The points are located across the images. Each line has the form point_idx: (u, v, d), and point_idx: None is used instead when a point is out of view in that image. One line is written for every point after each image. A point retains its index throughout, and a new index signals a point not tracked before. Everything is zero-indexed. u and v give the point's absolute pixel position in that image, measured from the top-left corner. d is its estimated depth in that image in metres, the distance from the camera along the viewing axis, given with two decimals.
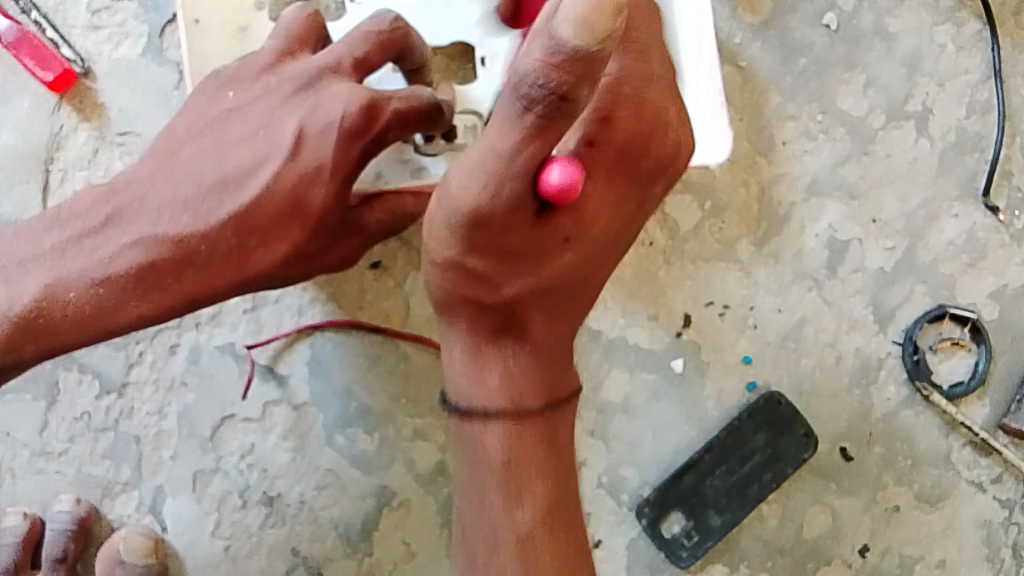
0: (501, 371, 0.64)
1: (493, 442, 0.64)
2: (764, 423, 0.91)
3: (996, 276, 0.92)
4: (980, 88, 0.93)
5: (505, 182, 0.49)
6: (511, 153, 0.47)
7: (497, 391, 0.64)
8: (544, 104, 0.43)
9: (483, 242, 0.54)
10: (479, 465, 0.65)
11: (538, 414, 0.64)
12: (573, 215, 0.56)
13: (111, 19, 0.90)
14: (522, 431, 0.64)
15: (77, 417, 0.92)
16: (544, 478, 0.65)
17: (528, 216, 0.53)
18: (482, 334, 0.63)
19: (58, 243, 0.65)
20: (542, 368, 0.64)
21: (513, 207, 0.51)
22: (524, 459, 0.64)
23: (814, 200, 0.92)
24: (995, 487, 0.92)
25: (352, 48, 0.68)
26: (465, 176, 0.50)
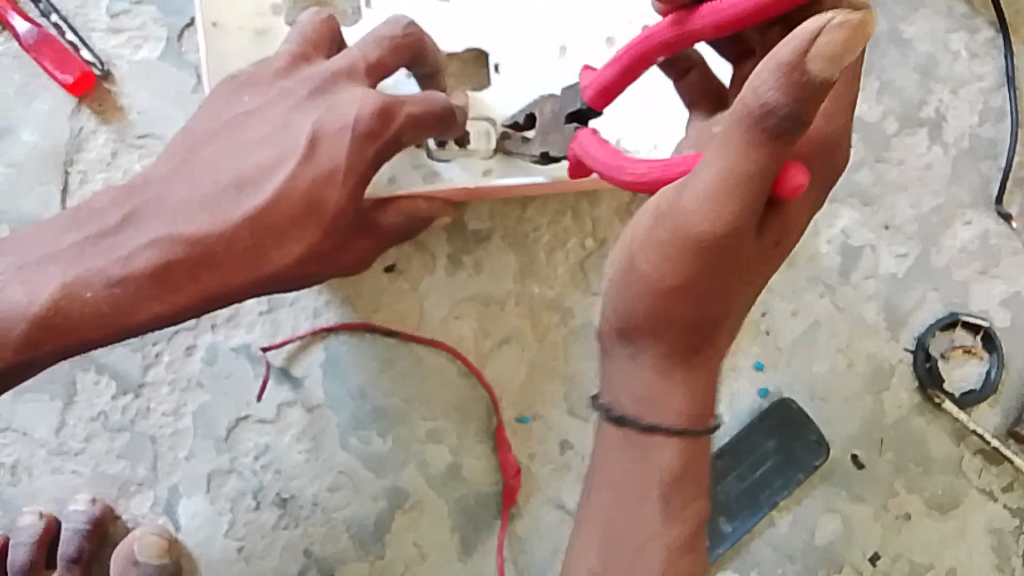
0: (682, 376, 0.63)
1: (664, 457, 0.63)
2: (775, 428, 0.92)
3: (1008, 283, 0.93)
4: (994, 95, 0.93)
5: (729, 210, 0.53)
6: (732, 173, 0.51)
7: (637, 392, 0.63)
8: (783, 126, 0.48)
9: (703, 259, 0.55)
10: (633, 548, 0.63)
11: (707, 430, 0.64)
12: (778, 228, 0.57)
13: (131, 23, 0.91)
14: (690, 447, 0.63)
15: (94, 417, 0.93)
16: (686, 521, 0.64)
17: (743, 253, 0.56)
18: (625, 440, 0.64)
19: (76, 243, 0.66)
20: (682, 477, 0.63)
21: (731, 244, 0.55)
22: (677, 508, 0.63)
23: (828, 205, 0.93)
24: (1006, 495, 0.92)
25: (366, 53, 0.69)
26: (689, 196, 0.54)
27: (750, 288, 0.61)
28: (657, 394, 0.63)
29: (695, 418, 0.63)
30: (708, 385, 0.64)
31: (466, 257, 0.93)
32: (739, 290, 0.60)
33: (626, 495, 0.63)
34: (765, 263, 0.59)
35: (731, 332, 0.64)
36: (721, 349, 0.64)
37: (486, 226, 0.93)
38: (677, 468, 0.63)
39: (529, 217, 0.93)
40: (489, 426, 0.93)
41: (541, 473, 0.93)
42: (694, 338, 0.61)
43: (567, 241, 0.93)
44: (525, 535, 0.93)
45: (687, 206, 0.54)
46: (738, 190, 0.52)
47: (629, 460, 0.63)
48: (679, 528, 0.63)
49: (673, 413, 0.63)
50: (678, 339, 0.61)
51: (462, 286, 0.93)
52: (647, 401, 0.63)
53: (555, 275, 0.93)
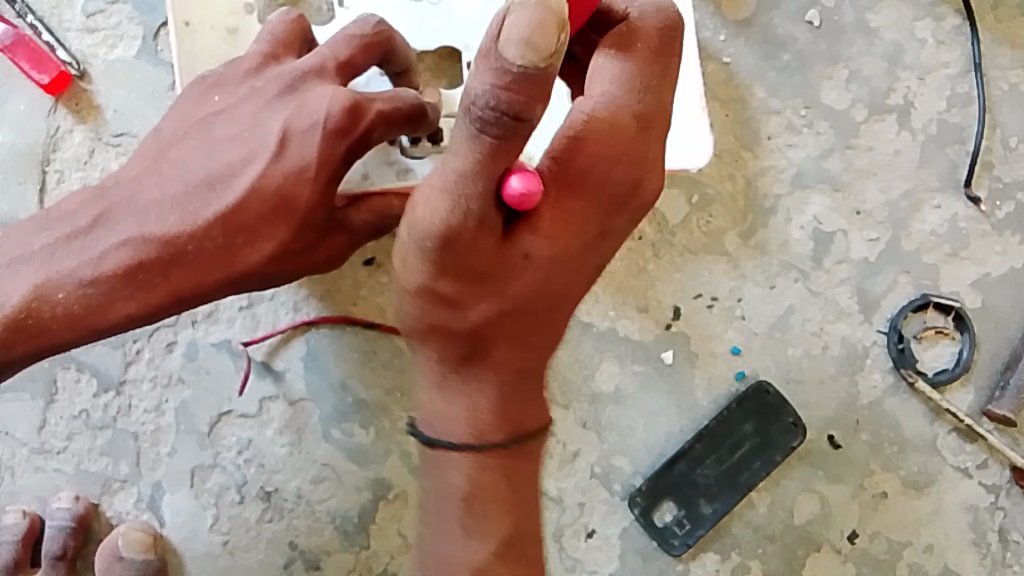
0: (464, 391, 0.59)
1: (455, 480, 0.61)
2: (753, 412, 0.93)
3: (978, 265, 0.94)
4: (962, 81, 0.94)
5: (460, 209, 0.49)
6: (451, 175, 0.48)
7: (458, 421, 0.59)
8: (496, 120, 0.44)
9: (450, 267, 0.52)
10: (441, 560, 0.63)
11: (501, 446, 0.60)
12: (549, 234, 0.54)
13: (106, 22, 0.91)
14: (487, 462, 0.60)
15: (75, 415, 0.93)
16: (503, 561, 0.62)
17: (485, 261, 0.52)
18: (427, 460, 0.63)
19: (46, 245, 0.66)
20: (472, 500, 0.61)
21: (459, 244, 0.51)
22: (475, 529, 0.61)
23: (800, 192, 0.94)
24: (981, 472, 0.94)
25: (336, 51, 0.70)
26: (433, 192, 0.50)
27: (538, 307, 0.56)
28: (444, 475, 0.61)
29: (488, 428, 0.59)
30: (519, 401, 0.60)
31: None
32: (512, 297, 0.55)
33: (440, 539, 0.63)
34: (523, 280, 0.54)
35: (535, 353, 0.58)
36: (515, 366, 0.58)
37: None
38: (479, 485, 0.60)
39: None
40: None
41: None
42: (476, 359, 0.58)
43: None
44: None
45: (423, 205, 0.50)
46: (461, 192, 0.48)
47: (436, 467, 0.62)
48: (489, 544, 0.62)
49: (461, 424, 0.59)
50: (450, 346, 0.57)
51: None
52: (437, 419, 0.60)
53: None
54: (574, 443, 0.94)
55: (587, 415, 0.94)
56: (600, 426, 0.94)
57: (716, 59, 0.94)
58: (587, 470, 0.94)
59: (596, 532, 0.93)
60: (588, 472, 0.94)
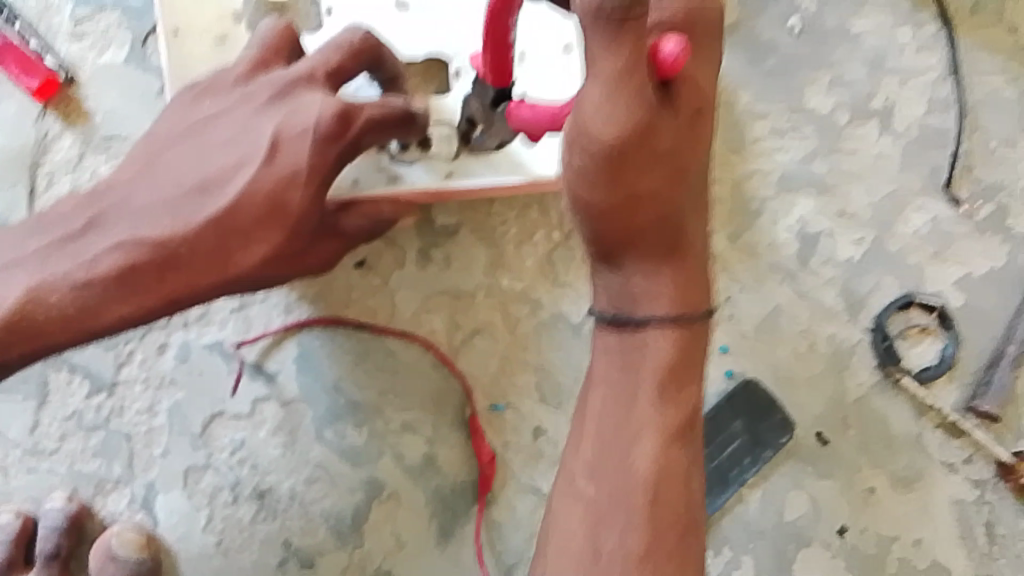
0: (650, 279, 0.60)
1: (661, 349, 0.60)
2: (742, 410, 0.94)
3: (962, 264, 0.95)
4: (941, 87, 0.95)
5: (626, 108, 0.52)
6: (613, 85, 0.51)
7: (662, 300, 0.60)
8: (623, 10, 0.48)
9: (626, 163, 0.54)
10: (616, 466, 0.59)
11: (698, 317, 0.62)
12: (693, 91, 0.58)
13: (93, 28, 0.91)
14: (684, 334, 0.61)
15: (68, 416, 0.94)
16: (680, 439, 0.60)
17: (666, 143, 0.56)
18: (617, 362, 0.61)
19: (40, 248, 0.67)
20: (667, 380, 0.60)
21: (648, 138, 0.54)
22: (670, 401, 0.60)
23: (786, 194, 0.95)
24: (966, 467, 0.95)
25: (326, 59, 0.70)
26: (592, 113, 0.53)
27: (697, 186, 0.60)
28: (631, 353, 0.61)
29: (685, 303, 0.61)
30: (687, 277, 0.62)
31: (435, 251, 0.95)
32: (692, 171, 0.58)
33: (610, 424, 0.60)
34: (677, 188, 0.58)
35: (701, 224, 0.62)
36: (692, 251, 0.62)
37: (456, 221, 0.95)
38: (671, 358, 0.60)
39: (497, 212, 0.95)
40: (462, 415, 0.94)
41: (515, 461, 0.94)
42: (663, 245, 0.60)
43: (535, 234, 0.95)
44: (501, 521, 0.94)
45: (592, 119, 0.53)
46: (623, 78, 0.51)
47: (617, 367, 0.61)
48: (689, 401, 0.61)
49: (664, 301, 0.61)
50: (648, 236, 0.59)
51: (432, 281, 0.95)
52: (622, 302, 0.61)
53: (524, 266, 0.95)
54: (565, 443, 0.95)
55: None
56: None
57: None
58: None
59: None
60: None
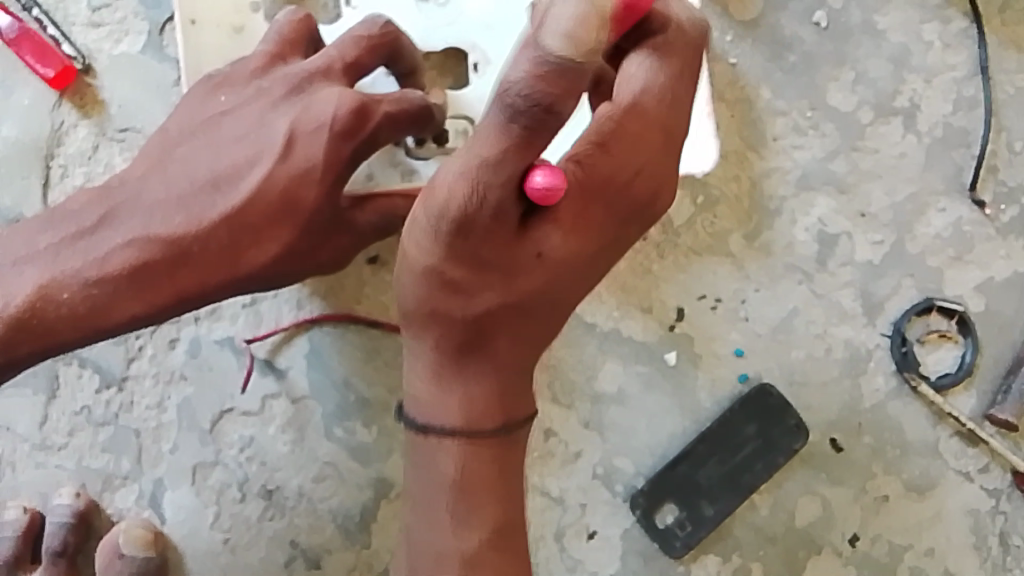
0: (463, 383, 0.59)
1: (446, 463, 0.60)
2: (756, 413, 0.93)
3: (982, 269, 0.94)
4: (968, 84, 0.94)
5: (483, 187, 0.47)
6: (473, 159, 0.46)
7: (454, 411, 0.59)
8: (526, 110, 0.42)
9: (461, 250, 0.51)
10: (421, 552, 0.62)
11: (491, 431, 0.60)
12: (572, 219, 0.54)
13: (111, 16, 0.91)
14: (472, 449, 0.60)
15: (77, 410, 0.93)
16: (493, 544, 0.61)
17: (504, 256, 0.52)
18: (414, 445, 0.62)
19: (51, 244, 0.65)
20: (463, 486, 0.60)
21: (484, 233, 0.50)
22: (473, 520, 0.61)
23: (804, 194, 0.94)
24: (982, 476, 0.94)
25: (343, 53, 0.70)
26: (448, 172, 0.48)
27: (549, 297, 0.56)
28: (432, 464, 0.61)
29: (483, 413, 0.59)
30: (497, 390, 0.59)
31: None
32: (532, 288, 0.55)
33: (427, 529, 0.62)
34: (522, 277, 0.54)
35: (546, 326, 0.58)
36: (510, 357, 0.59)
37: None
38: (459, 470, 0.60)
39: None
40: None
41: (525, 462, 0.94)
42: (501, 345, 0.58)
43: None
44: None
45: (444, 178, 0.48)
46: (482, 171, 0.46)
47: (423, 461, 0.61)
48: (478, 533, 0.61)
49: (455, 411, 0.59)
50: (453, 332, 0.56)
51: None
52: (431, 416, 0.60)
53: None
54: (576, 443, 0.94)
55: (589, 416, 0.94)
56: (602, 426, 0.94)
57: (722, 60, 0.94)
58: (588, 472, 0.94)
59: (597, 533, 0.93)
60: (590, 473, 0.94)
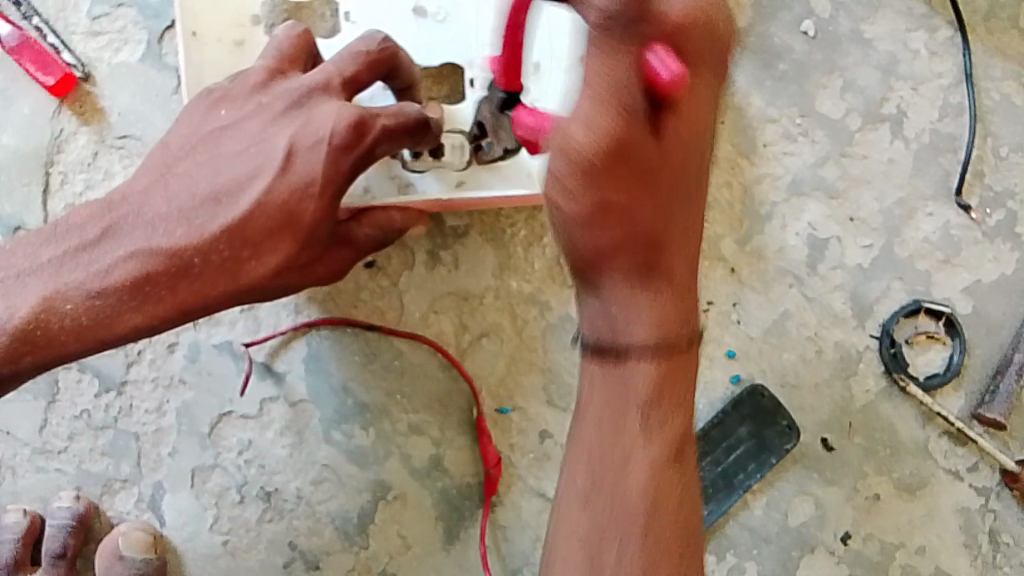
0: (646, 304, 0.59)
1: (639, 380, 0.60)
2: (748, 415, 0.94)
3: (970, 272, 0.96)
4: (954, 91, 0.96)
5: (611, 119, 0.50)
6: (602, 86, 0.49)
7: (649, 329, 0.59)
8: (624, 23, 0.47)
9: (611, 185, 0.53)
10: (604, 493, 0.60)
11: (678, 352, 0.60)
12: (676, 159, 0.55)
13: (111, 26, 0.92)
14: (667, 368, 0.60)
15: (77, 415, 0.94)
16: (673, 462, 0.61)
17: (648, 160, 0.53)
18: (603, 376, 0.60)
19: (54, 257, 0.67)
20: (653, 402, 0.60)
21: (629, 157, 0.52)
22: (658, 432, 0.60)
23: (795, 199, 0.96)
24: (972, 475, 0.95)
25: (342, 68, 0.71)
26: (575, 118, 0.51)
27: (677, 230, 0.58)
28: (619, 390, 0.60)
29: (665, 336, 0.59)
30: (679, 304, 0.60)
31: (444, 252, 0.95)
32: (662, 222, 0.57)
33: (606, 465, 0.60)
34: (661, 207, 0.56)
35: (686, 244, 0.59)
36: (685, 285, 0.60)
37: (464, 223, 0.95)
38: (654, 390, 0.60)
39: (505, 214, 0.95)
40: (469, 418, 0.95)
41: (521, 464, 0.95)
42: (631, 261, 0.58)
43: (544, 236, 0.95)
44: (506, 523, 0.95)
45: (574, 121, 0.51)
46: (613, 87, 0.49)
47: (613, 387, 0.60)
48: (669, 433, 0.61)
49: (648, 325, 0.59)
50: (625, 250, 0.57)
51: (441, 282, 0.95)
52: (613, 339, 0.60)
53: (532, 269, 0.95)
54: None
55: None
56: None
57: None
58: None
59: None
60: None
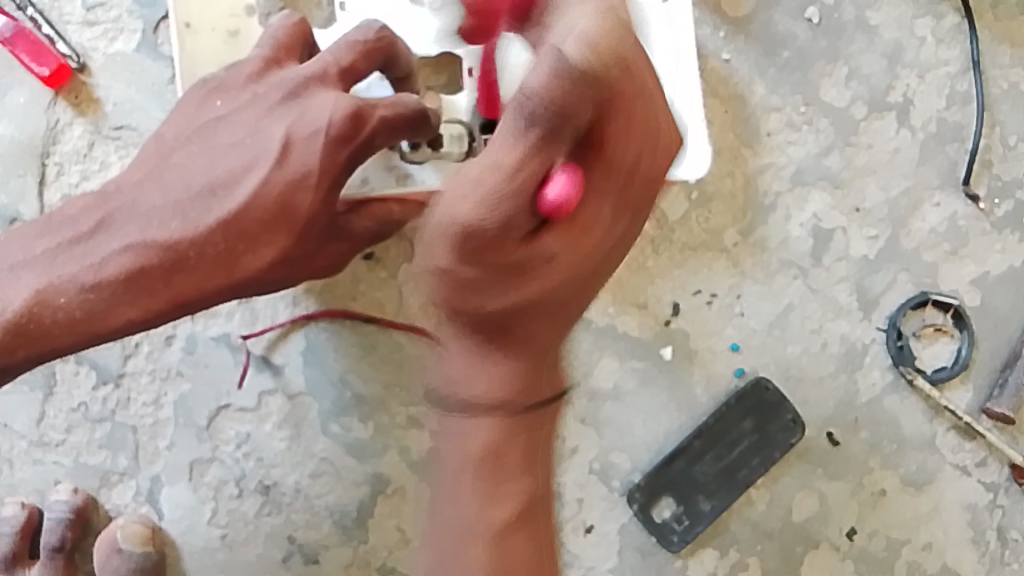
0: (490, 368, 0.58)
1: (478, 437, 0.59)
2: (752, 409, 0.93)
3: (977, 263, 0.94)
4: (961, 79, 0.94)
5: (501, 207, 0.47)
6: (498, 166, 0.46)
7: (487, 392, 0.58)
8: (550, 117, 0.45)
9: (491, 256, 0.50)
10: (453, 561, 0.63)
11: (527, 409, 0.60)
12: (547, 269, 0.52)
13: (106, 15, 0.91)
14: (507, 426, 0.60)
15: (74, 407, 0.93)
16: (516, 528, 0.62)
17: (526, 253, 0.51)
18: (451, 432, 0.61)
19: (48, 249, 0.66)
20: (489, 463, 0.60)
21: (501, 242, 0.49)
22: (502, 496, 0.61)
23: (799, 190, 0.94)
24: (979, 470, 0.94)
25: (338, 57, 0.70)
26: (458, 195, 0.47)
27: (540, 322, 0.56)
28: (462, 445, 0.60)
29: (515, 395, 0.59)
30: (531, 365, 0.58)
31: None
32: (556, 292, 0.54)
33: (452, 534, 0.63)
34: (533, 282, 0.53)
35: (549, 332, 0.57)
36: (542, 339, 0.58)
37: None
38: (494, 445, 0.60)
39: None
40: None
41: None
42: (528, 329, 0.56)
43: None
44: None
45: (449, 195, 0.48)
46: (519, 176, 0.46)
47: (453, 435, 0.61)
48: (511, 505, 0.62)
49: (495, 389, 0.58)
50: (476, 322, 0.55)
51: None
52: (464, 384, 0.59)
53: None
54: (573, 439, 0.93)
55: (585, 412, 0.94)
56: (598, 422, 0.94)
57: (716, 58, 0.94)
58: (585, 467, 0.94)
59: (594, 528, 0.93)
60: (587, 468, 0.94)
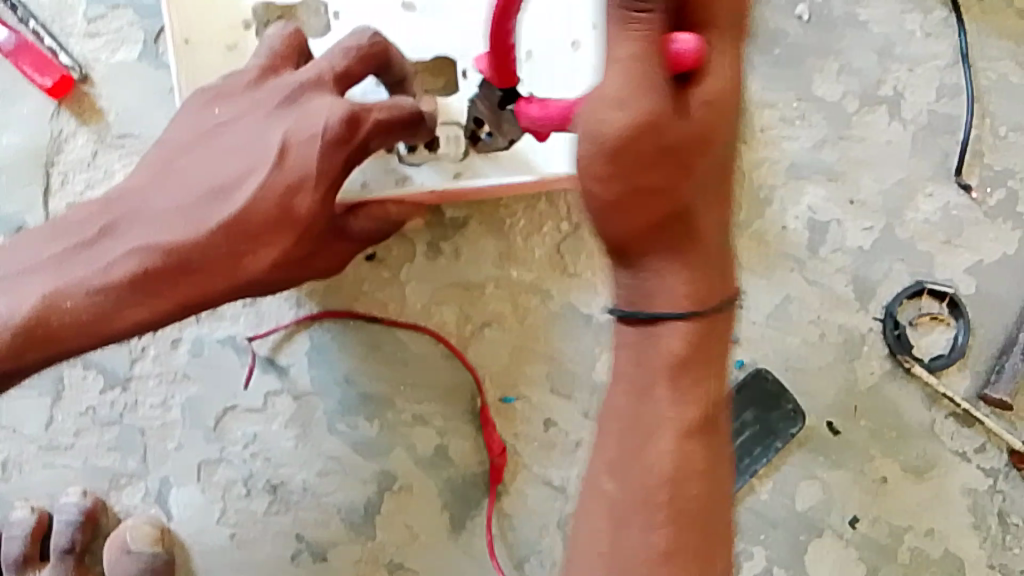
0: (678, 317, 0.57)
1: (665, 411, 0.58)
2: (752, 399, 0.95)
3: (972, 252, 0.95)
4: (951, 72, 0.95)
5: (644, 102, 0.50)
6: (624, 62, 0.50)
7: (666, 353, 0.58)
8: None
9: (627, 158, 0.51)
10: (621, 545, 0.59)
11: (710, 398, 0.59)
12: (667, 163, 0.52)
13: (107, 27, 0.92)
14: (693, 434, 0.59)
15: (83, 411, 0.95)
16: (693, 526, 0.59)
17: (666, 144, 0.51)
18: (625, 416, 0.60)
19: (55, 255, 0.67)
20: (692, 435, 0.59)
21: (656, 139, 0.51)
22: (666, 515, 0.58)
23: (794, 182, 0.95)
24: (979, 456, 0.95)
25: (333, 63, 0.71)
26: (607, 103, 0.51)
27: (718, 230, 0.57)
28: (628, 432, 0.59)
29: (680, 377, 0.58)
30: (716, 331, 0.58)
31: (445, 244, 0.95)
32: (681, 208, 0.54)
33: (604, 542, 0.60)
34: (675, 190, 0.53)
35: (717, 242, 0.57)
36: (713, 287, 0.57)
37: (464, 213, 0.95)
38: (676, 458, 0.58)
39: (505, 203, 0.95)
40: (474, 408, 0.95)
41: (527, 452, 0.95)
42: (656, 257, 0.56)
43: (544, 226, 0.95)
44: (513, 512, 0.95)
45: (599, 110, 0.51)
46: (644, 70, 0.50)
47: (627, 415, 0.60)
48: (669, 508, 0.59)
49: (676, 345, 0.57)
50: (647, 244, 0.56)
51: (443, 273, 0.95)
52: (643, 344, 0.58)
53: (533, 258, 0.95)
54: (575, 433, 0.95)
55: (589, 407, 0.95)
56: None
57: None
58: None
59: None
60: None
